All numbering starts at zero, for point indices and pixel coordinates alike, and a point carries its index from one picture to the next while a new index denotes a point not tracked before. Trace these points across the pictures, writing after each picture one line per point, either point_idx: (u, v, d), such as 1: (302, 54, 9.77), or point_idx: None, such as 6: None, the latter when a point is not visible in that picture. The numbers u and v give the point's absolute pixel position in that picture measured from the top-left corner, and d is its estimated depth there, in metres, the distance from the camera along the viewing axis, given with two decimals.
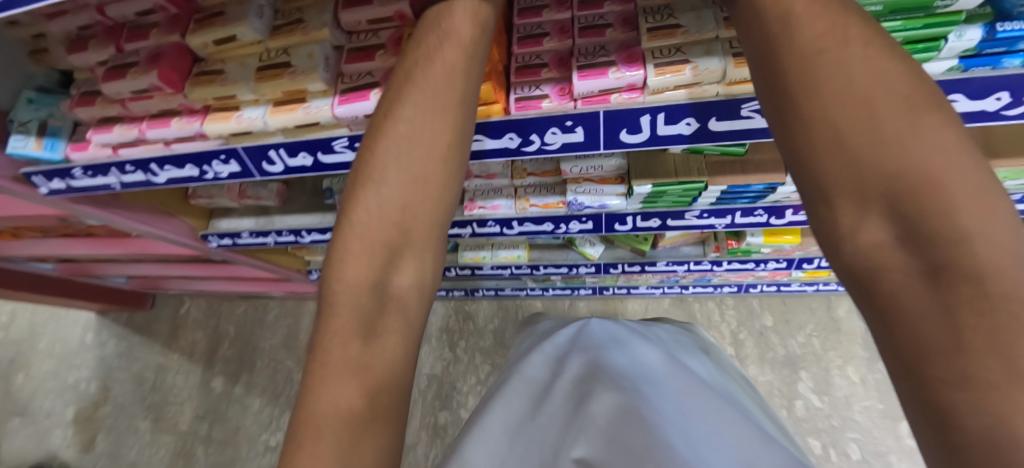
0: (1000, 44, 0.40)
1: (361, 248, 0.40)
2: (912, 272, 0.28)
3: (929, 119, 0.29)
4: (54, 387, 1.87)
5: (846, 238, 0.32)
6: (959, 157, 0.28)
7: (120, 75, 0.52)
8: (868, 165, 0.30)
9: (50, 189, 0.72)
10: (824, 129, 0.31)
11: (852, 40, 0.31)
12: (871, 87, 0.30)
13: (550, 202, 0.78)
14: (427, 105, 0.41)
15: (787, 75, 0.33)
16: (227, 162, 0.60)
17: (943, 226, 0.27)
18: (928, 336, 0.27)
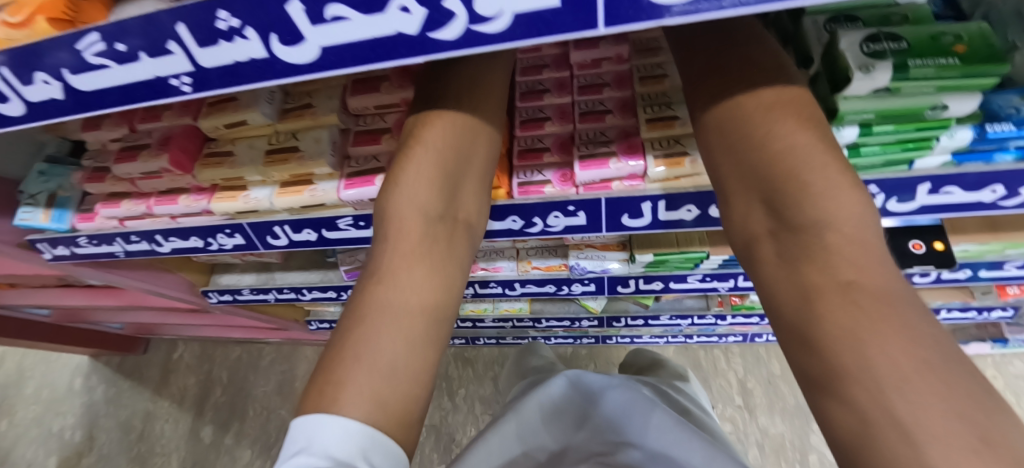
0: (992, 143, 0.41)
1: (392, 250, 0.42)
2: (779, 257, 0.33)
3: (797, 124, 0.33)
4: (38, 435, 1.81)
5: (739, 228, 0.36)
6: (826, 159, 0.32)
7: (132, 158, 0.54)
8: (749, 162, 0.34)
9: (55, 254, 0.72)
10: (718, 135, 0.37)
11: (734, 67, 0.37)
12: (757, 99, 0.35)
13: (551, 264, 0.77)
14: (478, 111, 0.45)
15: (697, 89, 0.39)
16: (233, 235, 0.61)
17: (801, 213, 0.31)
18: (792, 308, 0.31)
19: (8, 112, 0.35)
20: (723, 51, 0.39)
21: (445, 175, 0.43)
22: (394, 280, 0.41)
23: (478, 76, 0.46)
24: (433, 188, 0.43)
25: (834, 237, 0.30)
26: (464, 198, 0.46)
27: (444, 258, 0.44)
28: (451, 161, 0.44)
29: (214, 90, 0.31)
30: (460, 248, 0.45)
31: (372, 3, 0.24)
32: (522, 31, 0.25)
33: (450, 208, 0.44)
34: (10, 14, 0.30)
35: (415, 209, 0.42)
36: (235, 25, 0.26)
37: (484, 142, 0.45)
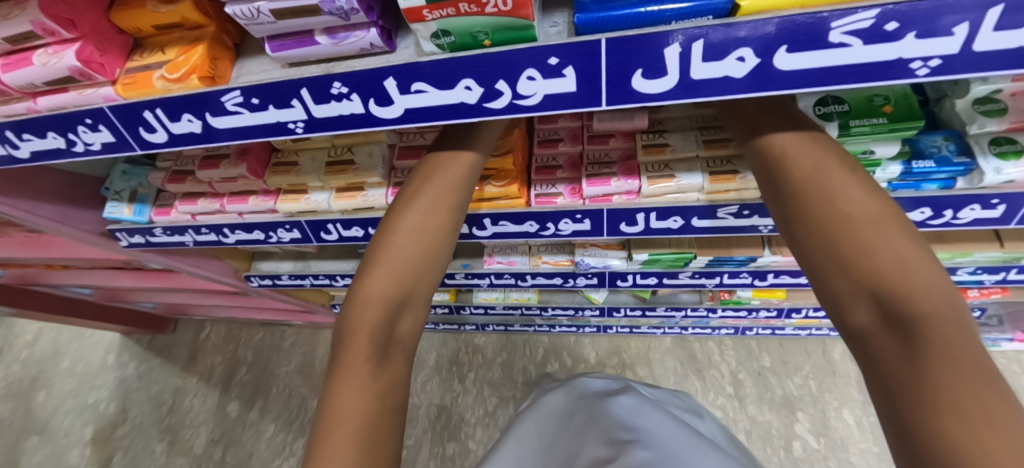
0: (919, 175, 0.51)
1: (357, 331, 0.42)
2: (874, 316, 0.31)
3: (863, 199, 0.35)
4: (75, 406, 1.95)
5: (841, 323, 0.34)
6: (894, 233, 0.33)
7: (214, 165, 0.64)
8: (822, 224, 0.35)
9: (131, 242, 0.83)
10: (814, 223, 0.35)
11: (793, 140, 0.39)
12: (848, 201, 0.34)
13: (559, 259, 0.90)
14: (427, 227, 0.47)
15: (778, 175, 0.39)
16: (291, 230, 0.73)
17: (911, 306, 0.30)
18: (897, 380, 0.29)
19: (153, 140, 0.47)
20: (811, 147, 0.38)
21: (394, 289, 0.44)
22: (346, 384, 0.40)
23: (429, 193, 0.48)
24: (380, 304, 0.43)
25: (934, 321, 0.29)
26: (408, 317, 0.45)
27: (388, 367, 0.42)
28: (403, 279, 0.45)
29: (318, 132, 0.42)
30: (404, 361, 0.44)
31: (447, 83, 0.35)
32: (548, 104, 0.36)
33: (392, 326, 0.44)
34: (169, 71, 0.41)
35: (360, 327, 0.43)
36: (344, 91, 0.37)
37: (435, 259, 0.47)
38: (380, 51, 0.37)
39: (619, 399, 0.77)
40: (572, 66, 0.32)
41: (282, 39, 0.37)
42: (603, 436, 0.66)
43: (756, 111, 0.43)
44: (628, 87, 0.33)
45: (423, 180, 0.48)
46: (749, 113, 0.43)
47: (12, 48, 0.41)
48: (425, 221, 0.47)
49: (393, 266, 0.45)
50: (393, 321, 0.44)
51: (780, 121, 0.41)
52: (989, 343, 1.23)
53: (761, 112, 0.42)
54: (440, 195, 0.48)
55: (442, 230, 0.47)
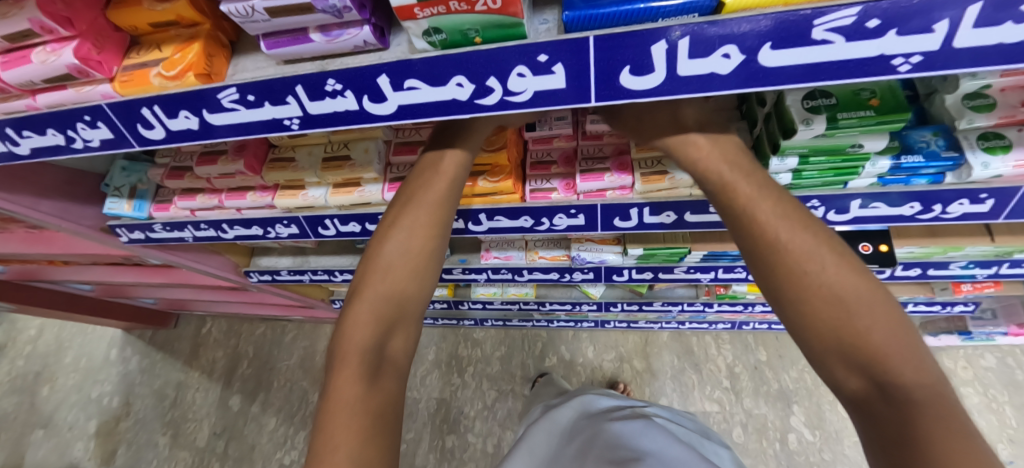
0: (908, 171, 0.51)
1: (348, 354, 0.43)
2: (869, 385, 0.35)
3: (842, 266, 0.37)
4: (78, 401, 1.97)
5: (835, 384, 0.38)
6: (875, 303, 0.36)
7: (212, 161, 0.65)
8: (809, 294, 0.37)
9: (131, 237, 0.84)
10: (801, 290, 0.37)
11: (764, 194, 0.41)
12: (845, 288, 0.36)
13: (556, 254, 0.90)
14: (413, 250, 0.47)
15: (772, 257, 0.39)
16: (289, 226, 0.74)
17: (899, 377, 0.33)
18: (894, 440, 0.33)
19: (151, 136, 0.47)
20: (801, 227, 0.39)
21: (381, 313, 0.45)
22: (340, 400, 0.41)
23: (408, 222, 0.48)
24: (370, 324, 0.45)
25: (924, 393, 0.33)
26: (399, 335, 0.46)
27: (382, 385, 0.43)
28: (389, 299, 0.46)
29: (314, 128, 0.43)
30: (396, 380, 0.44)
31: (439, 80, 0.36)
32: (538, 101, 0.37)
33: (383, 345, 0.45)
34: (165, 69, 0.41)
35: (351, 348, 0.43)
36: (339, 88, 0.38)
37: (420, 282, 0.48)
38: (374, 48, 0.37)
39: (625, 420, 0.79)
40: (561, 62, 0.33)
41: (276, 37, 0.38)
42: (607, 454, 0.69)
43: (729, 176, 0.43)
44: (617, 83, 0.34)
45: (405, 204, 0.49)
46: (730, 195, 0.42)
47: (11, 46, 0.41)
48: (413, 237, 0.47)
49: (382, 288, 0.46)
50: (384, 341, 0.45)
51: (769, 200, 0.40)
52: (983, 337, 1.24)
53: (748, 191, 0.41)
54: (423, 214, 0.48)
55: (429, 246, 0.48)
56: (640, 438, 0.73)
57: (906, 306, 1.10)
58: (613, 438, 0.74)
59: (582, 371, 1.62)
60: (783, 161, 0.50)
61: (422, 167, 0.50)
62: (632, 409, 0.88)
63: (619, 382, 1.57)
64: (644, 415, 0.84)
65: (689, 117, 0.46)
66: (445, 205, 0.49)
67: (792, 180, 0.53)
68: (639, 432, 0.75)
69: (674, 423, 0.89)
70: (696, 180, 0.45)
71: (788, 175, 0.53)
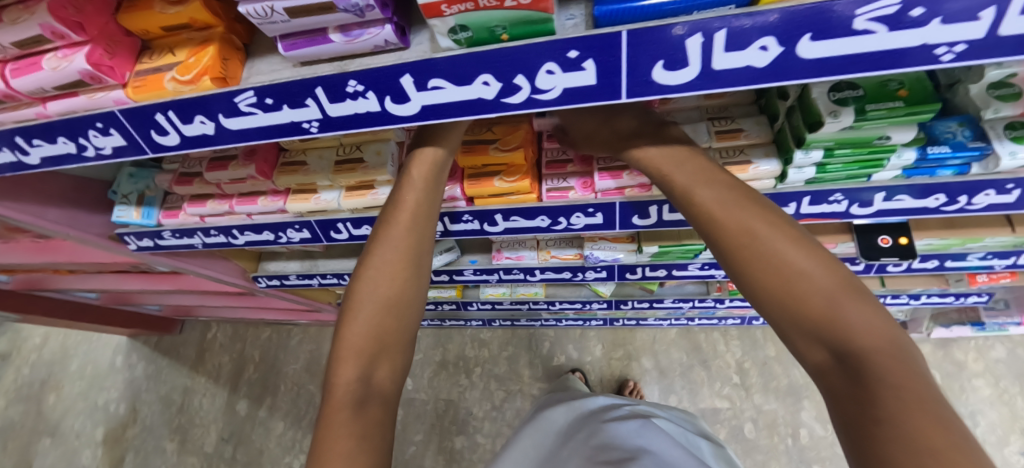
0: (934, 161, 0.50)
1: (337, 390, 0.41)
2: (826, 353, 0.32)
3: (783, 237, 0.37)
4: (85, 408, 1.96)
5: (803, 360, 0.35)
6: (822, 270, 0.34)
7: (222, 167, 0.64)
8: (753, 266, 0.36)
9: (139, 245, 0.83)
10: (744, 264, 0.37)
11: (696, 176, 0.42)
12: (788, 256, 0.35)
13: (568, 253, 0.89)
14: (389, 270, 0.47)
15: (716, 237, 0.39)
16: (301, 230, 0.73)
17: (854, 342, 0.31)
18: (852, 413, 0.29)
19: (164, 143, 0.46)
20: (742, 203, 0.39)
21: (364, 344, 0.44)
22: (328, 436, 0.38)
23: (392, 236, 0.48)
24: (357, 356, 0.43)
25: (877, 355, 0.30)
26: (385, 366, 0.44)
27: (369, 414, 0.40)
28: (374, 331, 0.45)
29: (333, 131, 0.42)
30: (384, 411, 0.42)
31: (464, 79, 0.35)
32: (566, 98, 0.36)
33: (369, 376, 0.43)
34: (180, 73, 0.40)
35: (337, 382, 0.42)
36: (360, 89, 0.37)
37: (408, 295, 0.47)
38: (394, 48, 0.36)
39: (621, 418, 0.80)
40: (592, 58, 0.32)
41: (294, 38, 0.37)
42: (602, 455, 0.69)
43: (678, 179, 0.43)
44: (650, 79, 0.33)
45: (387, 224, 0.49)
46: (675, 188, 0.43)
47: (21, 52, 0.40)
48: (391, 264, 0.47)
49: (369, 312, 0.45)
50: (369, 373, 0.43)
51: (713, 185, 0.41)
52: (996, 327, 1.23)
53: (693, 180, 0.42)
54: (399, 242, 0.48)
55: (405, 269, 0.48)
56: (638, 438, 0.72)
57: (919, 299, 1.09)
58: (611, 437, 0.73)
59: (591, 369, 1.62)
60: (808, 154, 0.49)
61: (389, 201, 0.51)
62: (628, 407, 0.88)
63: (628, 380, 1.57)
64: (641, 413, 0.84)
65: (624, 128, 0.50)
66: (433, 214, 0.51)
67: (815, 173, 0.52)
68: (639, 433, 0.74)
69: (673, 425, 0.88)
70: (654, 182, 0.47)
71: (811, 168, 0.52)
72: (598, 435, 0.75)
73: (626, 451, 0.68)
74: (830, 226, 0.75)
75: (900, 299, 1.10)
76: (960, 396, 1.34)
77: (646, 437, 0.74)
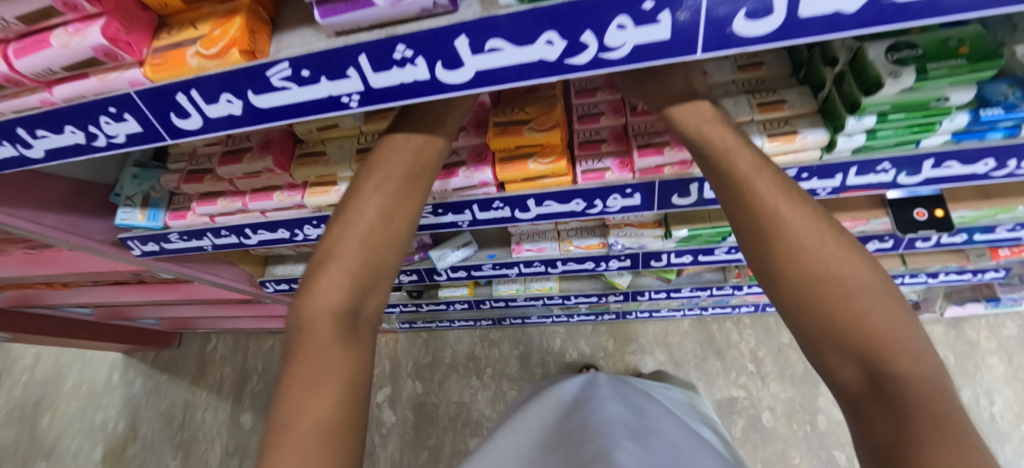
0: (985, 124, 0.49)
1: (321, 313, 0.40)
2: (864, 375, 0.33)
3: (839, 252, 0.36)
4: (81, 428, 1.89)
5: (829, 377, 0.35)
6: (873, 291, 0.35)
7: (235, 160, 0.60)
8: (808, 276, 0.36)
9: (144, 250, 0.78)
10: (796, 272, 0.36)
11: (749, 160, 0.41)
12: (841, 270, 0.35)
13: (591, 243, 0.87)
14: (394, 207, 0.45)
15: (770, 236, 0.38)
16: (318, 226, 0.70)
17: (897, 367, 0.31)
18: (884, 432, 0.31)
19: (185, 127, 0.43)
20: (801, 209, 0.38)
21: (359, 273, 0.42)
22: (311, 363, 0.37)
23: (395, 172, 0.45)
24: (345, 287, 0.42)
25: (921, 383, 0.31)
26: (373, 298, 0.44)
27: (358, 340, 0.40)
28: (368, 263, 0.43)
29: (375, 104, 0.40)
30: (371, 337, 0.42)
31: (525, 39, 0.32)
32: (635, 57, 0.33)
33: (358, 306, 0.42)
34: (204, 47, 0.37)
35: (322, 308, 0.40)
36: (408, 55, 0.34)
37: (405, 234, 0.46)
38: (442, 12, 0.32)
39: (624, 400, 0.77)
40: (668, 9, 0.30)
41: (333, 3, 0.32)
42: (608, 427, 0.66)
43: (723, 143, 0.41)
44: (727, 32, 0.31)
45: (389, 155, 0.46)
46: (735, 171, 0.40)
47: (27, 29, 0.37)
48: (396, 201, 0.45)
49: (359, 236, 0.43)
50: (360, 302, 0.42)
51: (772, 178, 0.40)
52: (1010, 303, 1.23)
53: (752, 169, 0.40)
54: (401, 185, 0.46)
55: (411, 211, 0.46)
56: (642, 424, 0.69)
57: (936, 277, 1.07)
58: (615, 418, 0.69)
59: (604, 365, 1.59)
60: (861, 121, 0.47)
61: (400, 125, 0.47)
62: (628, 384, 0.85)
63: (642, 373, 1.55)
64: (644, 394, 0.82)
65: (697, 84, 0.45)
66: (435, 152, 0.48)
67: (865, 141, 0.51)
68: (640, 419, 0.71)
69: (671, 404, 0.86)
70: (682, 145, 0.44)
71: (861, 135, 0.50)
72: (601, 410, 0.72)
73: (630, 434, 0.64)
74: (862, 202, 0.73)
75: (919, 279, 1.09)
76: (974, 375, 1.35)
77: (652, 421, 0.71)
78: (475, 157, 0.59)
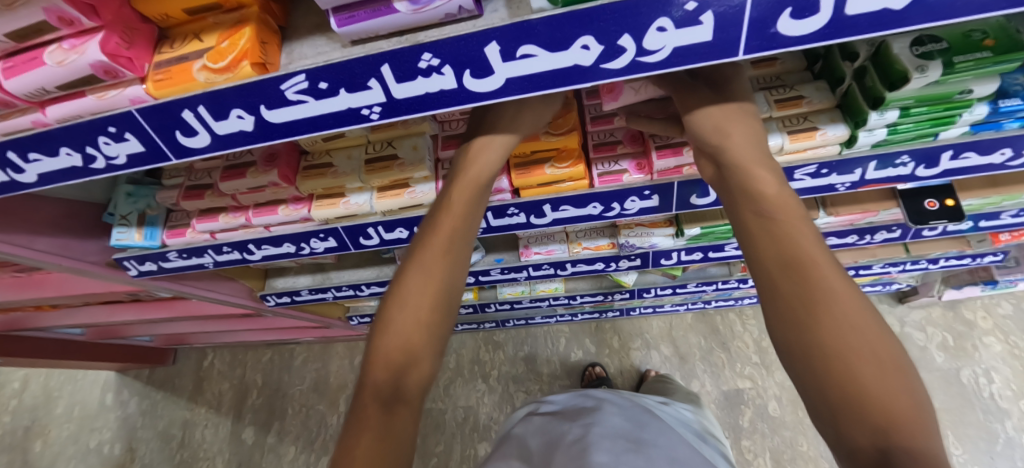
0: (1005, 115, 0.48)
1: (368, 401, 0.38)
2: (869, 440, 0.28)
3: (874, 324, 0.32)
4: (76, 452, 1.83)
5: (835, 446, 0.30)
6: (900, 369, 0.30)
7: (238, 175, 0.58)
8: (844, 345, 0.31)
9: (141, 270, 0.76)
10: (829, 334, 0.31)
11: (800, 224, 0.36)
12: (874, 340, 0.31)
13: (600, 243, 0.86)
14: (433, 282, 0.43)
15: (812, 293, 0.33)
16: (326, 239, 0.68)
17: (914, 447, 0.27)
18: None
19: (192, 145, 0.41)
20: (846, 277, 0.34)
21: (401, 344, 0.40)
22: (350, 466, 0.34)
23: (426, 255, 0.44)
24: (389, 366, 0.40)
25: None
26: (419, 372, 0.40)
27: (397, 435, 0.37)
28: (410, 338, 0.41)
29: (397, 115, 0.38)
30: (412, 423, 0.39)
31: (561, 44, 0.31)
32: (674, 59, 0.32)
33: (401, 385, 0.39)
34: (212, 60, 0.34)
35: (368, 391, 0.39)
36: (435, 64, 0.33)
37: (445, 303, 0.43)
38: (468, 16, 0.31)
39: (627, 410, 0.69)
40: (710, 10, 0.28)
41: (351, 10, 0.31)
42: (607, 434, 0.60)
43: (787, 207, 0.37)
44: (772, 32, 0.30)
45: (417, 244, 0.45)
46: (784, 229, 0.36)
47: (16, 47, 0.34)
48: (429, 275, 0.43)
49: (404, 315, 0.42)
50: (400, 379, 0.39)
51: (822, 243, 0.35)
52: (1007, 284, 1.25)
53: (806, 233, 0.36)
54: (434, 271, 0.43)
55: (450, 282, 0.44)
56: (641, 432, 0.63)
57: (936, 263, 1.08)
58: (612, 424, 0.63)
59: (609, 363, 1.59)
60: (884, 115, 0.47)
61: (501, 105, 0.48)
62: (634, 400, 0.76)
63: (648, 370, 1.55)
64: (648, 408, 0.74)
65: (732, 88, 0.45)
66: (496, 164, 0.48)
67: (886, 135, 0.50)
68: (645, 428, 0.65)
69: (683, 427, 0.77)
70: (733, 191, 0.40)
71: (883, 130, 0.50)
72: (602, 418, 0.64)
73: (630, 443, 0.59)
74: (872, 194, 0.74)
75: (920, 265, 1.09)
76: (973, 355, 1.37)
77: (655, 432, 0.64)
78: None
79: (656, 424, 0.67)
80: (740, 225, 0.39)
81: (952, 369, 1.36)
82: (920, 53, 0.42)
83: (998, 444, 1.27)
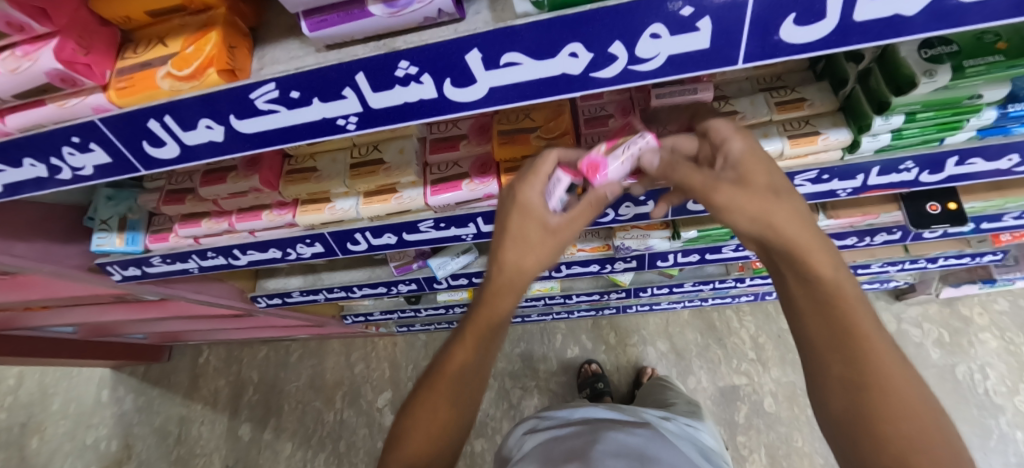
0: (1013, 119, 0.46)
1: None
2: None
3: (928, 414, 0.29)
4: (73, 449, 1.83)
5: None
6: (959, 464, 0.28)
7: (219, 180, 0.56)
8: (899, 441, 0.28)
9: (124, 275, 0.74)
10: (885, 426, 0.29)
11: (853, 302, 0.32)
12: (931, 433, 0.29)
13: (595, 245, 0.85)
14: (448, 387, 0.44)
15: (865, 382, 0.30)
16: (313, 244, 0.66)
17: None
18: None
19: (162, 154, 0.39)
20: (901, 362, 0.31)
21: (419, 445, 0.43)
22: None
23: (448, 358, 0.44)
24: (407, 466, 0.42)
25: None
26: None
27: None
28: (428, 440, 0.43)
29: (374, 126, 0.36)
30: None
31: (547, 51, 0.29)
32: (669, 68, 0.30)
33: None
34: (176, 67, 0.32)
35: None
36: (413, 72, 0.31)
37: (465, 406, 0.44)
38: (448, 20, 0.29)
39: (629, 427, 0.67)
40: (708, 15, 0.26)
41: (324, 13, 0.28)
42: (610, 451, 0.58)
43: (842, 285, 0.32)
44: (774, 38, 0.28)
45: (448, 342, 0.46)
46: (841, 310, 0.31)
47: None
48: (448, 381, 0.44)
49: (425, 416, 0.43)
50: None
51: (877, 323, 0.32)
52: (1005, 282, 1.24)
53: (860, 313, 0.32)
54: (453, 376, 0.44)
55: (470, 387, 0.44)
56: (644, 448, 0.61)
57: (935, 262, 1.06)
58: (614, 440, 0.61)
59: (606, 359, 1.59)
60: (889, 120, 0.45)
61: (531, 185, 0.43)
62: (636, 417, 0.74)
63: (645, 367, 1.54)
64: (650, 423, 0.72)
65: None
66: (519, 300, 0.45)
67: (890, 141, 0.48)
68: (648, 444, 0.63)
69: (686, 441, 0.76)
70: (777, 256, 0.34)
71: (887, 136, 0.47)
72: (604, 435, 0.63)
73: (635, 459, 0.58)
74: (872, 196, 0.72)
75: (918, 264, 1.08)
76: (969, 351, 1.37)
77: (659, 448, 0.63)
78: (479, 168, 0.55)
79: (660, 439, 0.65)
80: (787, 295, 0.35)
81: (948, 366, 1.36)
82: (929, 56, 0.40)
83: (993, 440, 1.27)
